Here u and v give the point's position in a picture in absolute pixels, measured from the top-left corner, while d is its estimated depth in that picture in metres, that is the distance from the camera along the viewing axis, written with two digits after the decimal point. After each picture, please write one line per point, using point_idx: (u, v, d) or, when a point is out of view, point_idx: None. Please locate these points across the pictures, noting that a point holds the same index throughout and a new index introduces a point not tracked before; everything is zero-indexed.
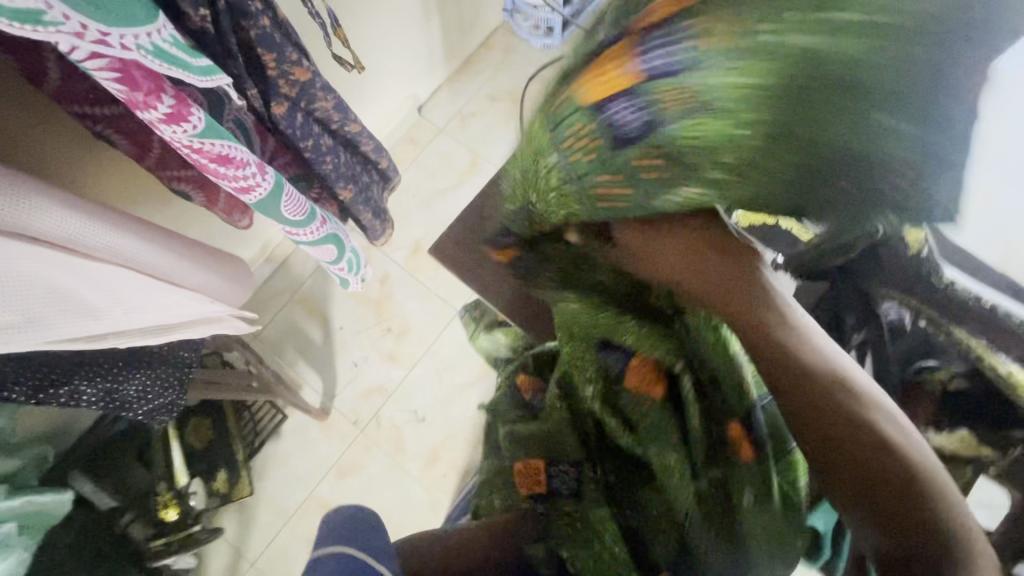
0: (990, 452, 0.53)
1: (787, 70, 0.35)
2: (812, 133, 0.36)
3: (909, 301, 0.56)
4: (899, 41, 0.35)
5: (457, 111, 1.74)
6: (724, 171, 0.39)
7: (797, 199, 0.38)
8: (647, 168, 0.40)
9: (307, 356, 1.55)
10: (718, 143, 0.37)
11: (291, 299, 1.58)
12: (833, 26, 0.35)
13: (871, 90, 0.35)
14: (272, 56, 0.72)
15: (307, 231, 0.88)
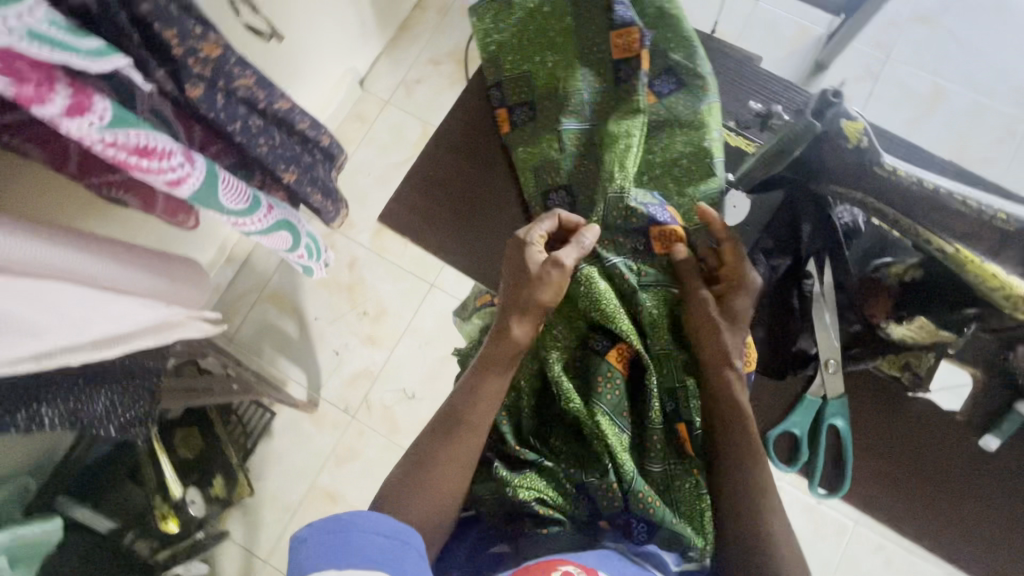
0: (951, 330, 0.77)
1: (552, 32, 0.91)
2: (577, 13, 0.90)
3: (855, 194, 0.70)
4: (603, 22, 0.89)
5: (401, 80, 1.65)
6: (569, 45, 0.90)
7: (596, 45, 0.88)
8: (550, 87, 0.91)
9: (286, 352, 1.53)
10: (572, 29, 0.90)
11: (259, 297, 1.55)
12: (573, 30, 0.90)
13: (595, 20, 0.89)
14: (171, 32, 0.59)
15: (255, 219, 0.80)
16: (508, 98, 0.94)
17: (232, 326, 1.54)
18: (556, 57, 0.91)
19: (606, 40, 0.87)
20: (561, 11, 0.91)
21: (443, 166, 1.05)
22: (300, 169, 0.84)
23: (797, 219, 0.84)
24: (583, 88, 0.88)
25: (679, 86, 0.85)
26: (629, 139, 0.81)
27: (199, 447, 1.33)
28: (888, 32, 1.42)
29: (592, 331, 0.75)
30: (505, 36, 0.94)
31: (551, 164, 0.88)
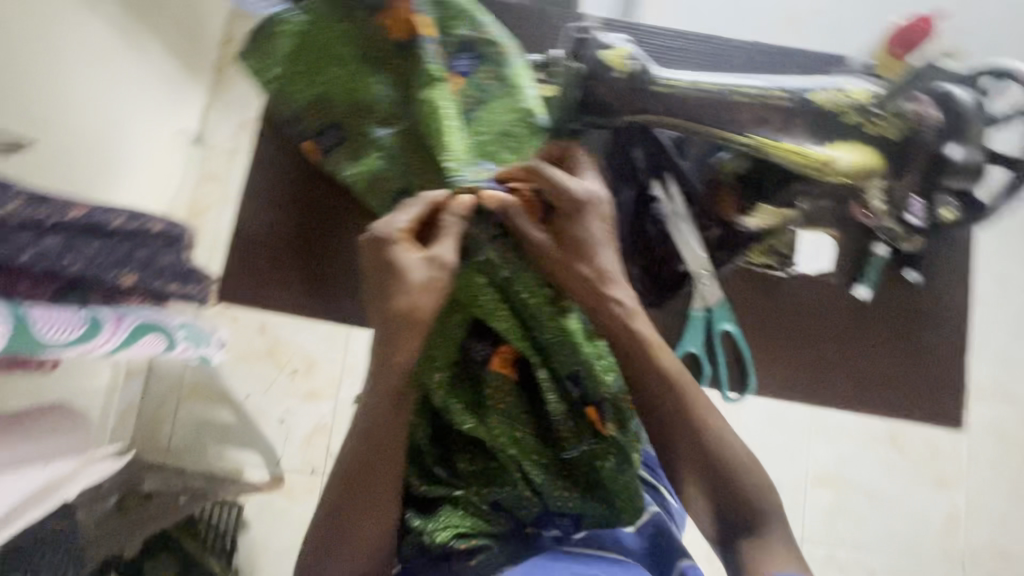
0: (892, 228, 0.60)
1: (307, 40, 0.68)
2: (328, 13, 0.68)
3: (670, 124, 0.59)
4: (358, 15, 0.67)
5: (240, 124, 1.50)
6: (334, 50, 0.67)
7: (362, 44, 0.67)
8: (335, 110, 0.68)
9: (230, 440, 1.45)
10: (329, 31, 0.68)
11: (180, 398, 1.45)
12: (336, 26, 0.67)
13: (354, 14, 0.67)
14: None
15: (108, 340, 0.73)
16: (307, 125, 0.70)
17: (163, 438, 1.43)
18: (337, 68, 0.68)
19: (380, 35, 0.66)
20: (321, 15, 0.68)
21: (259, 233, 0.78)
22: (138, 267, 0.72)
23: (627, 148, 0.61)
24: (380, 90, 0.66)
25: (478, 58, 0.65)
26: (443, 122, 0.60)
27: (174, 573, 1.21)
28: None
29: (470, 337, 0.58)
30: (278, 67, 0.70)
31: (381, 182, 0.66)
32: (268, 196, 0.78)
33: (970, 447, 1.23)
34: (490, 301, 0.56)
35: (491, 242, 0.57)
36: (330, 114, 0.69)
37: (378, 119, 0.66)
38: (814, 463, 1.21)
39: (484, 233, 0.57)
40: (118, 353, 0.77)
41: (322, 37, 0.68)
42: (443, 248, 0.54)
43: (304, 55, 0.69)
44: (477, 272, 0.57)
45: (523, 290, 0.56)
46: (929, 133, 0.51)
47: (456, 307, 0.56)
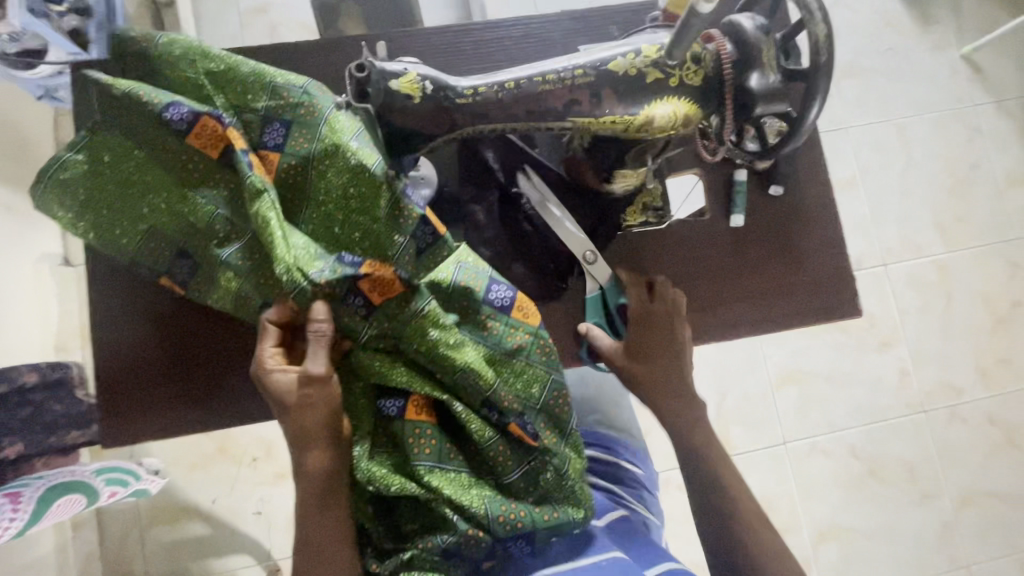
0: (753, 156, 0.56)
1: (101, 177, 0.53)
2: (112, 140, 0.53)
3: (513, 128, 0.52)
4: (152, 132, 0.52)
5: None
6: (140, 180, 0.53)
7: (170, 161, 0.52)
8: (179, 243, 0.53)
9: (211, 551, 1.33)
10: (121, 160, 0.53)
11: (142, 528, 1.33)
12: (133, 151, 0.52)
13: (141, 131, 0.52)
14: None
15: (6, 523, 0.64)
16: (150, 266, 0.54)
17: (138, 574, 1.31)
18: (150, 202, 0.53)
19: (185, 150, 0.51)
20: (115, 140, 0.53)
21: (123, 370, 0.57)
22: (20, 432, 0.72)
23: (477, 151, 0.60)
24: (213, 209, 0.51)
25: (289, 125, 0.54)
26: (272, 231, 0.46)
27: None
28: None
29: (376, 393, 0.47)
30: (84, 212, 0.53)
31: (247, 305, 0.51)
32: (126, 313, 0.57)
33: (898, 305, 1.31)
34: (379, 366, 0.47)
35: (371, 321, 0.47)
36: (169, 251, 0.53)
37: (219, 242, 0.51)
38: (773, 368, 1.26)
39: (350, 308, 0.47)
40: (29, 530, 0.68)
41: (120, 169, 0.53)
42: (312, 362, 0.45)
43: (112, 197, 0.53)
44: (353, 346, 0.48)
45: (405, 330, 0.47)
46: (728, 64, 0.49)
47: (358, 378, 0.48)
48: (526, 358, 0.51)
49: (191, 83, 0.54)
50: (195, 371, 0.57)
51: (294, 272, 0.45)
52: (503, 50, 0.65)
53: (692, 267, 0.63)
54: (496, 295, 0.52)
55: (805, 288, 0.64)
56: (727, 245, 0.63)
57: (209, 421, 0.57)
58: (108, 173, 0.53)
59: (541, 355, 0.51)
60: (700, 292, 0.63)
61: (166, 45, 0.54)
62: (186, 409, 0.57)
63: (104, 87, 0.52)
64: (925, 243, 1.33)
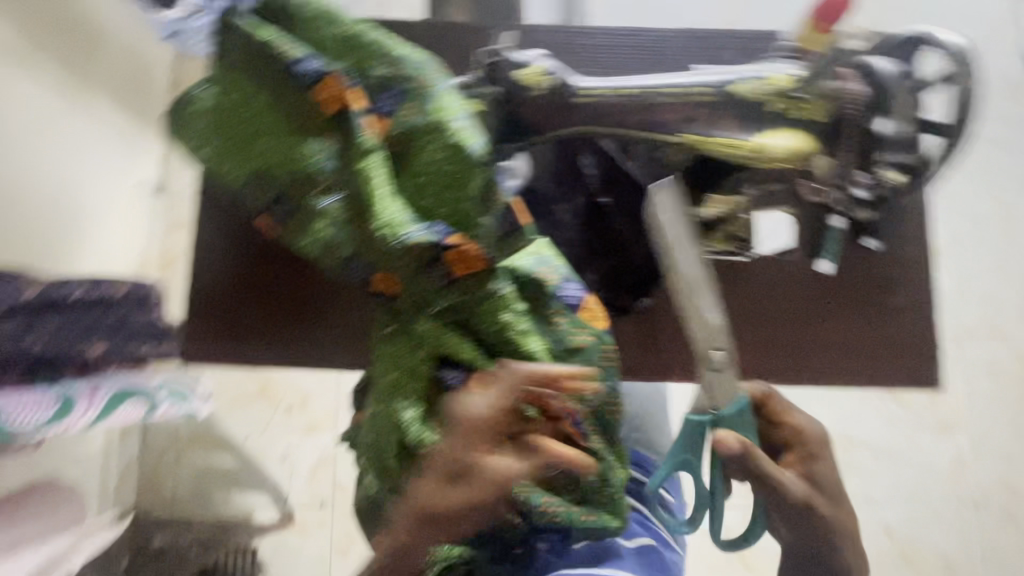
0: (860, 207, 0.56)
1: (228, 115, 0.57)
2: (245, 83, 0.57)
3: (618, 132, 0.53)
4: (280, 81, 0.56)
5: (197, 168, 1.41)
6: (260, 123, 0.56)
7: (291, 111, 0.56)
8: (283, 187, 0.56)
9: (236, 485, 1.41)
10: (249, 103, 0.57)
11: (180, 448, 1.42)
12: (260, 95, 0.56)
13: (272, 78, 0.56)
14: None
15: (80, 415, 0.73)
16: (253, 204, 0.57)
17: (168, 490, 1.39)
18: (265, 143, 0.56)
19: (309, 103, 0.55)
20: (246, 83, 0.57)
21: (207, 295, 0.61)
22: (105, 336, 0.76)
23: (574, 156, 0.60)
24: (320, 159, 0.54)
25: (402, 95, 0.56)
26: (374, 189, 0.50)
27: None
28: None
29: (439, 364, 0.49)
30: (208, 143, 0.58)
31: (333, 254, 0.53)
32: (218, 241, 0.61)
33: (967, 390, 1.23)
34: (447, 338, 0.49)
35: (446, 293, 0.49)
36: (272, 193, 0.57)
37: (317, 192, 0.54)
38: None
39: (431, 277, 0.49)
40: (96, 424, 0.76)
41: (246, 110, 0.57)
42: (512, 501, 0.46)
43: (234, 135, 0.57)
44: (425, 315, 0.50)
45: (480, 307, 0.49)
46: (858, 104, 0.50)
47: (421, 345, 0.49)
48: (584, 358, 0.52)
49: (322, 42, 0.57)
50: (263, 306, 0.61)
51: (389, 232, 0.48)
52: (617, 56, 0.66)
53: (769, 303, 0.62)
54: (568, 292, 0.53)
55: (884, 345, 0.62)
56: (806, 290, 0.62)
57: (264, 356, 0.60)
58: (235, 113, 0.57)
59: (600, 358, 0.52)
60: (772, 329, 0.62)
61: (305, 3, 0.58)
62: (251, 339, 0.61)
63: (249, 34, 0.56)
64: (1010, 330, 1.24)
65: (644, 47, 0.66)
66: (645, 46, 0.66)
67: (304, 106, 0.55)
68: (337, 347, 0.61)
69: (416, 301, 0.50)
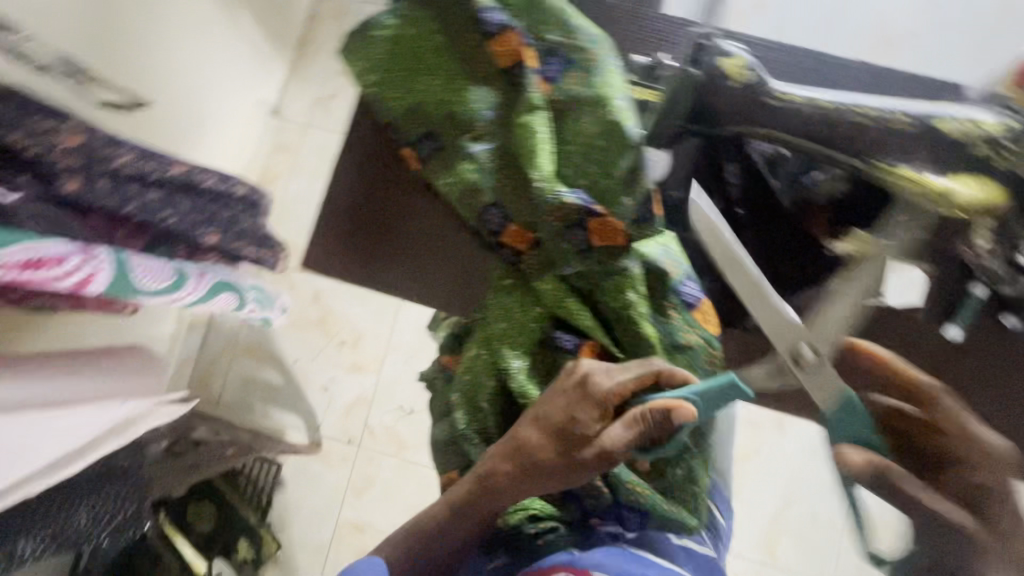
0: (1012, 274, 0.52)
1: (401, 46, 0.59)
2: (425, 19, 0.59)
3: (775, 137, 0.51)
4: (459, 25, 0.58)
5: (314, 100, 1.48)
6: (430, 60, 0.58)
7: (463, 54, 0.58)
8: (438, 124, 0.58)
9: (275, 401, 1.46)
10: (423, 38, 0.59)
11: (233, 353, 1.48)
12: (436, 33, 0.58)
13: (451, 20, 0.58)
14: (17, 136, 0.54)
15: (187, 292, 0.77)
16: (403, 134, 0.60)
17: (214, 390, 1.46)
18: (431, 80, 0.58)
19: (485, 52, 0.57)
20: (426, 20, 0.59)
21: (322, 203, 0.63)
22: (222, 227, 0.76)
23: (718, 165, 0.59)
24: (481, 107, 0.57)
25: (567, 64, 0.57)
26: (537, 141, 0.54)
27: (216, 517, 1.25)
28: None
29: (555, 327, 0.54)
30: (378, 69, 0.60)
31: (473, 195, 0.56)
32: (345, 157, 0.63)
33: None
34: (568, 304, 0.53)
35: (578, 259, 0.53)
36: (422, 129, 0.59)
37: (470, 136, 0.57)
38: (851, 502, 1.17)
39: (571, 240, 0.53)
40: (193, 305, 0.81)
41: (419, 45, 0.59)
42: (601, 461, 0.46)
43: (401, 66, 0.59)
44: (554, 278, 0.54)
45: (606, 281, 0.53)
46: None
47: (538, 304, 0.54)
48: (690, 355, 0.52)
49: None
50: (362, 226, 0.62)
51: (547, 186, 0.52)
52: (791, 72, 0.66)
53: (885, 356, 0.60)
54: (687, 289, 0.53)
55: (999, 430, 0.59)
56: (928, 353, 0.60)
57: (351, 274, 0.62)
58: (408, 44, 0.59)
59: (706, 363, 0.53)
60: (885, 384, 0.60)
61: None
62: (336, 251, 0.62)
63: None
64: None
65: (828, 67, 0.65)
66: (828, 65, 0.66)
67: (475, 52, 0.57)
68: (418, 280, 0.61)
69: (547, 263, 0.54)
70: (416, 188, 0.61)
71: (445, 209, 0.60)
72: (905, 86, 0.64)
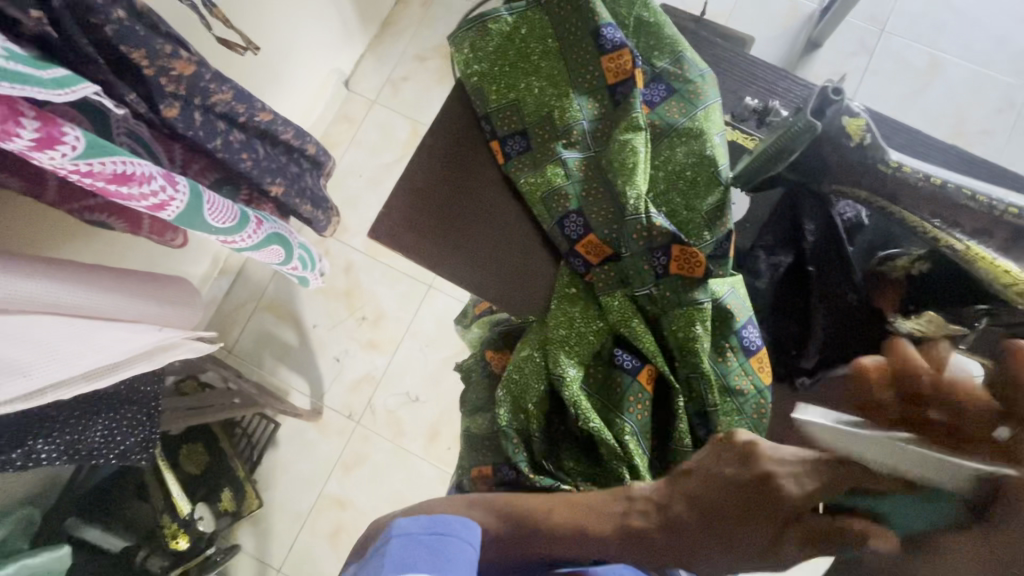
0: None
1: (510, 42, 0.60)
2: (540, 21, 0.60)
3: (858, 194, 0.54)
4: (570, 32, 0.59)
5: (387, 78, 1.49)
6: (537, 61, 0.60)
7: (571, 61, 0.59)
8: (535, 125, 0.60)
9: (287, 360, 1.43)
10: (534, 38, 0.60)
11: (256, 308, 1.45)
12: (547, 37, 0.60)
13: (566, 26, 0.59)
14: (139, 53, 0.54)
15: (244, 237, 0.73)
16: (496, 125, 0.60)
17: (230, 338, 1.44)
18: (535, 81, 0.60)
19: (594, 63, 0.58)
20: (541, 22, 0.60)
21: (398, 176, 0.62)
22: (287, 180, 0.79)
23: (797, 219, 0.59)
24: (581, 118, 0.58)
25: (671, 92, 0.58)
26: (637, 159, 0.55)
27: (205, 462, 1.25)
28: (883, 4, 1.44)
29: (615, 346, 0.57)
30: (485, 61, 0.61)
31: (556, 200, 0.57)
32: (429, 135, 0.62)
33: None
34: (635, 328, 0.55)
35: (656, 282, 0.54)
36: (516, 126, 0.60)
37: (563, 143, 0.59)
38: None
39: (653, 263, 0.53)
40: (245, 251, 0.76)
41: (529, 44, 0.60)
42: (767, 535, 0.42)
43: (507, 61, 0.60)
44: (626, 297, 0.55)
45: (677, 310, 0.53)
46: None
47: (601, 318, 0.56)
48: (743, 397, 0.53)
49: (619, 14, 0.60)
50: (431, 203, 0.61)
51: (641, 204, 0.53)
52: (893, 137, 0.67)
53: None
54: (748, 335, 0.54)
55: None
56: None
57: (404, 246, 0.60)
58: (517, 41, 0.60)
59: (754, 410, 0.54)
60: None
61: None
62: (393, 219, 0.60)
63: None
64: None
65: (928, 143, 0.66)
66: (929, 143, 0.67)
67: (583, 61, 0.58)
68: (473, 269, 0.59)
69: (622, 282, 0.55)
70: (494, 181, 0.61)
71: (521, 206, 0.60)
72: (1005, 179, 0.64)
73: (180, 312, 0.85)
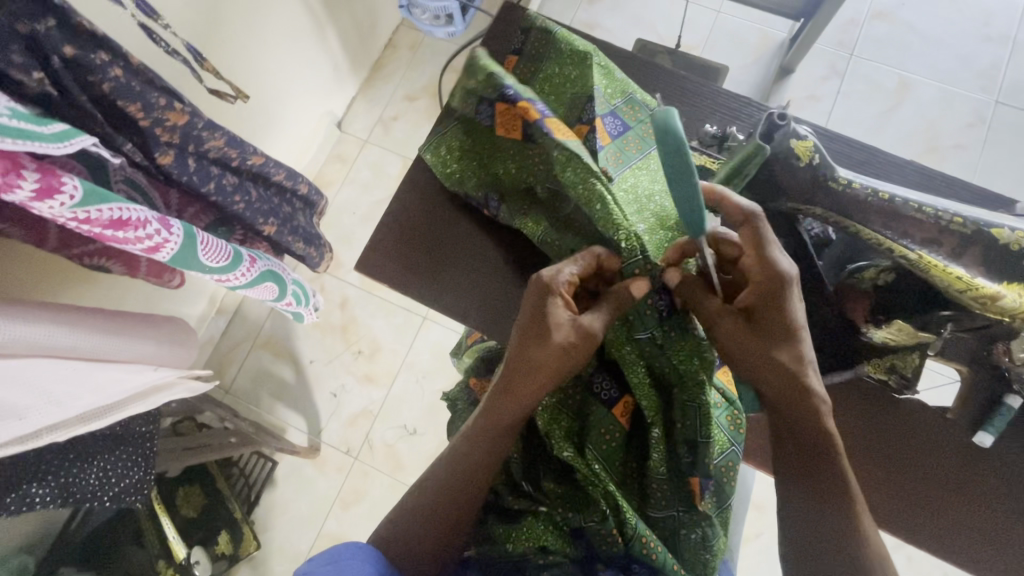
0: None
1: (458, 129, 0.63)
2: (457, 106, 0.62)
3: (815, 213, 0.56)
4: (470, 93, 0.60)
5: (378, 118, 1.55)
6: (477, 135, 0.62)
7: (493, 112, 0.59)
8: (518, 194, 0.62)
9: (284, 398, 1.43)
10: (462, 127, 0.63)
11: (252, 346, 1.46)
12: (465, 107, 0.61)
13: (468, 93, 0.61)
14: (135, 106, 0.58)
15: (237, 275, 0.75)
16: (476, 192, 0.63)
17: (227, 377, 1.45)
18: (511, 167, 0.61)
19: (501, 135, 0.60)
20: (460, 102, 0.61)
21: (387, 215, 0.65)
22: (280, 220, 0.82)
23: None
24: (543, 160, 0.59)
25: (628, 127, 0.62)
26: (606, 203, 0.53)
27: (201, 504, 1.24)
28: (849, 30, 1.50)
29: (597, 371, 0.58)
30: (456, 132, 0.63)
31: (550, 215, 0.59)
32: (413, 172, 0.66)
33: None
34: (630, 358, 0.55)
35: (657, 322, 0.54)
36: (490, 190, 0.63)
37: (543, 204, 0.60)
38: None
39: (656, 301, 0.53)
40: (240, 288, 0.78)
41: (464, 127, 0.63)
42: (593, 318, 0.51)
43: (470, 134, 0.63)
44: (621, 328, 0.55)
45: (677, 343, 0.54)
46: None
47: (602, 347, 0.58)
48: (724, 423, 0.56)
49: (561, 50, 0.62)
50: (416, 238, 0.64)
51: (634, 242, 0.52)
52: (857, 155, 0.69)
53: (890, 451, 0.58)
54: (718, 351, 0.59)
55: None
56: (970, 462, 0.57)
57: (389, 276, 0.64)
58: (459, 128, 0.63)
59: (729, 422, 0.56)
60: (886, 484, 0.57)
61: (561, 33, 0.62)
62: (379, 256, 0.64)
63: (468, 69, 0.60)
64: None
65: (895, 158, 0.68)
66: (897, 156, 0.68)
67: (500, 119, 0.59)
68: (460, 300, 0.63)
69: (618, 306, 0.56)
70: (472, 212, 0.65)
71: (500, 230, 0.64)
72: (970, 192, 0.66)
73: (176, 351, 0.86)
